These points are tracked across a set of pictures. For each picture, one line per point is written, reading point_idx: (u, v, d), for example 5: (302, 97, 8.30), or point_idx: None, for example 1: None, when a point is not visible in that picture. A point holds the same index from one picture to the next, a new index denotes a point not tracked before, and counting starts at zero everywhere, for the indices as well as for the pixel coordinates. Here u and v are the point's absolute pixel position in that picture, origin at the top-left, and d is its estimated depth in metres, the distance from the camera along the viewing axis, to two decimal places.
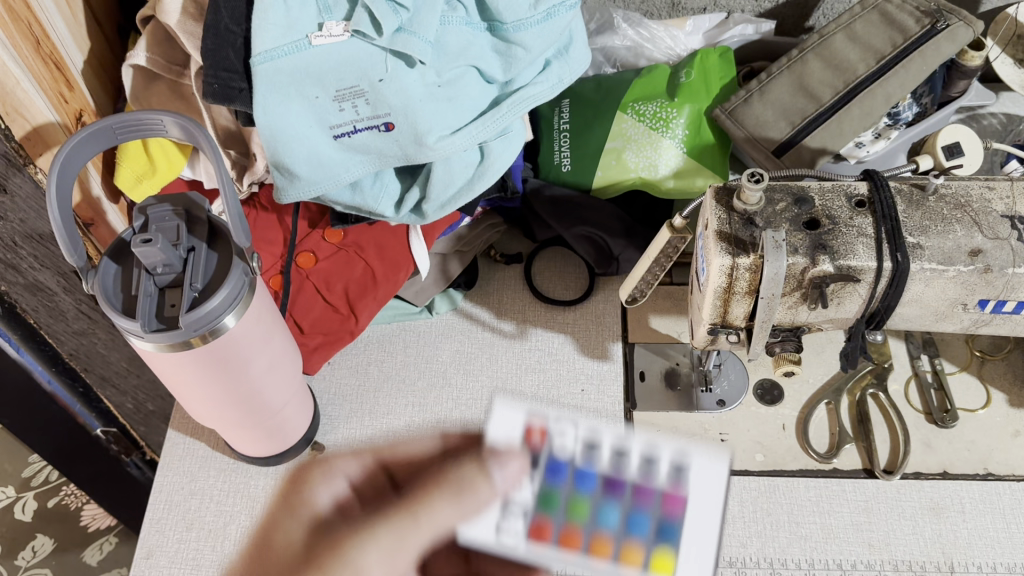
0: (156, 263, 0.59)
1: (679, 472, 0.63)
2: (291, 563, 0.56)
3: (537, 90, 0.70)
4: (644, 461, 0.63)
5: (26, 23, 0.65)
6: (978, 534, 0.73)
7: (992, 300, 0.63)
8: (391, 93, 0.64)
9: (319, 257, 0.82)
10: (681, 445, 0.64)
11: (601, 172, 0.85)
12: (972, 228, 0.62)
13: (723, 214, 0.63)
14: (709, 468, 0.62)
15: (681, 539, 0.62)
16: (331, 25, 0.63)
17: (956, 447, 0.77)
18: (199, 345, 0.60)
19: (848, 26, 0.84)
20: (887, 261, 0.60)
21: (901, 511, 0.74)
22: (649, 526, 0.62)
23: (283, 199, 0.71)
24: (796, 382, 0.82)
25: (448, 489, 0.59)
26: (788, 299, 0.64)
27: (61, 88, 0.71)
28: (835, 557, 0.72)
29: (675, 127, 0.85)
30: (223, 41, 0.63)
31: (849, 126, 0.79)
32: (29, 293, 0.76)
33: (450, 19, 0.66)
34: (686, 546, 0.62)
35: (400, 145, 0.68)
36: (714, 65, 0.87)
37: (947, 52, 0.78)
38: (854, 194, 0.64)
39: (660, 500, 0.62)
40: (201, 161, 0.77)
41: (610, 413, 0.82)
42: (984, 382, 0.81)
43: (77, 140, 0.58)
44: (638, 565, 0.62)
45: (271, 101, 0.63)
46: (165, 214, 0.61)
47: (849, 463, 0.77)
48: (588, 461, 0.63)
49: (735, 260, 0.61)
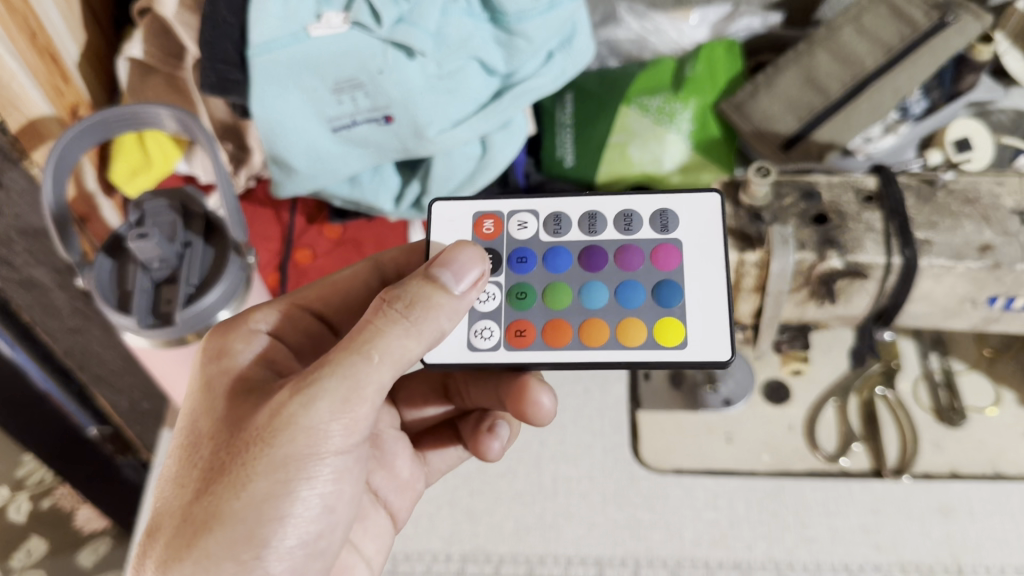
0: (152, 258, 0.58)
1: (665, 220, 0.50)
2: (217, 451, 0.44)
3: (540, 82, 0.69)
4: (623, 224, 0.50)
5: (20, 14, 0.63)
6: (988, 536, 0.71)
7: (1002, 296, 0.62)
8: (392, 85, 0.64)
9: (317, 253, 0.81)
10: (654, 205, 0.50)
11: (605, 168, 0.83)
12: (982, 223, 0.60)
13: (730, 209, 0.62)
14: (695, 207, 0.50)
15: (687, 309, 0.48)
16: (331, 16, 0.62)
17: (965, 447, 0.76)
18: (193, 342, 0.59)
19: (857, 19, 0.83)
20: (897, 257, 0.59)
21: (910, 512, 0.73)
22: (644, 293, 0.49)
23: (282, 192, 0.71)
24: (803, 381, 0.81)
25: (394, 309, 0.43)
26: (796, 296, 0.63)
27: (57, 81, 0.69)
28: (843, 559, 0.71)
29: (680, 121, 0.84)
30: (221, 33, 0.62)
31: (856, 120, 0.78)
32: (23, 289, 0.75)
33: (451, 10, 0.64)
34: (695, 314, 0.48)
35: (400, 139, 0.68)
36: (720, 59, 0.86)
37: (956, 45, 0.76)
38: (862, 189, 0.63)
39: (645, 259, 0.49)
40: (198, 153, 0.78)
41: (614, 413, 0.80)
42: (994, 381, 0.79)
43: (72, 134, 0.58)
44: (641, 344, 0.48)
45: (268, 93, 0.62)
46: (161, 208, 0.60)
47: (857, 463, 0.76)
48: (555, 239, 0.51)
49: (742, 255, 0.59)
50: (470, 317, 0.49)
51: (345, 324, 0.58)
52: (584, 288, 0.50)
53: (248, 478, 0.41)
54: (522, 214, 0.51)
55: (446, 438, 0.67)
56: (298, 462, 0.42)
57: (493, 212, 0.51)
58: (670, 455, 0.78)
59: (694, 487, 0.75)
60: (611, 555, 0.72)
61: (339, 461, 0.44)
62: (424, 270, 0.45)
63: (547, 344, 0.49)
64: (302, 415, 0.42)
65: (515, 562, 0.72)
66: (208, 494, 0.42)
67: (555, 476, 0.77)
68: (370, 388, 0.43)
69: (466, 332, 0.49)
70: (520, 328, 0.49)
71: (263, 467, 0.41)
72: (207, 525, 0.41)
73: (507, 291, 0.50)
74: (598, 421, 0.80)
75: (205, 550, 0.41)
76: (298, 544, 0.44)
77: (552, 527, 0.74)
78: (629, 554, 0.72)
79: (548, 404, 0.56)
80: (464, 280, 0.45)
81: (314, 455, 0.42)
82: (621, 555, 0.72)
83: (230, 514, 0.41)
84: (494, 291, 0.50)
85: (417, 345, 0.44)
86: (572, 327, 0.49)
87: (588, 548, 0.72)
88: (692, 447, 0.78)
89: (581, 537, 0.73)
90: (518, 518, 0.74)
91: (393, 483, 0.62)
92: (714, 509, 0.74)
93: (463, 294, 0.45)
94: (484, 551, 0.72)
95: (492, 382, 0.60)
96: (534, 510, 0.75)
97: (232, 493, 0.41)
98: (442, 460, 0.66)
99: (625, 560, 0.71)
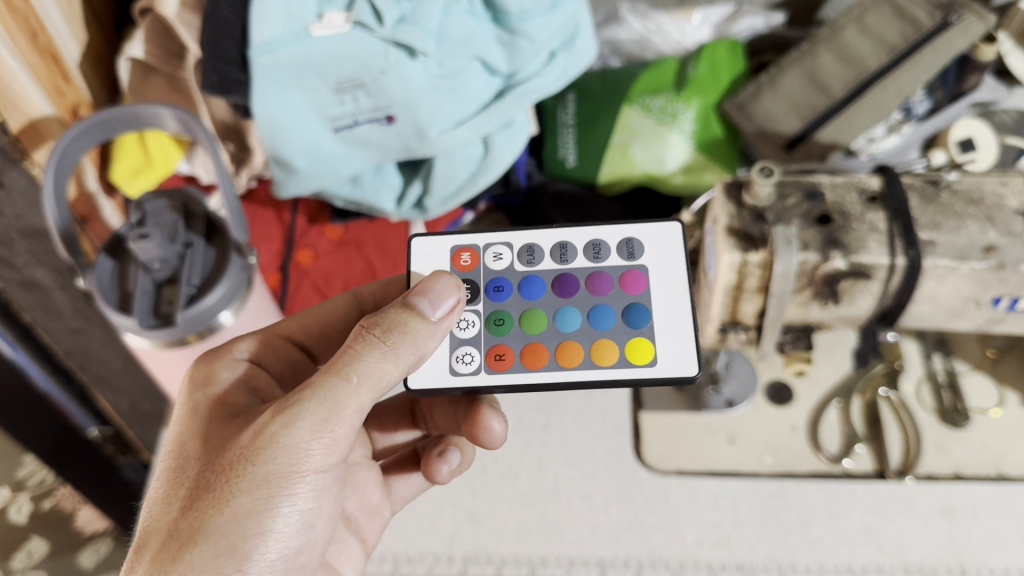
0: (153, 259, 0.57)
1: (631, 248, 0.52)
2: (203, 469, 0.44)
3: (542, 82, 0.69)
4: (592, 253, 0.51)
5: (21, 14, 0.63)
6: (991, 538, 0.71)
7: (1006, 297, 0.61)
8: (394, 85, 0.63)
9: (318, 254, 0.81)
10: (620, 233, 0.52)
11: (608, 167, 0.84)
12: (986, 224, 0.60)
13: (732, 210, 0.62)
14: (658, 235, 0.51)
15: (654, 328, 0.50)
16: (333, 16, 0.61)
17: (968, 448, 0.76)
18: (194, 342, 0.59)
19: (860, 19, 0.82)
20: (900, 257, 0.59)
21: (913, 513, 0.73)
22: (614, 316, 0.50)
23: (283, 193, 0.70)
24: (806, 382, 0.80)
25: (373, 332, 0.45)
26: (800, 295, 0.62)
27: (57, 82, 0.69)
28: (846, 560, 0.71)
29: (683, 121, 0.84)
30: (221, 32, 0.61)
31: (859, 120, 0.78)
32: (24, 290, 0.75)
33: (453, 9, 0.64)
34: (661, 333, 0.50)
35: (401, 139, 0.67)
36: (723, 59, 0.85)
37: (960, 45, 0.76)
38: (866, 189, 0.63)
39: (616, 283, 0.51)
40: (200, 153, 0.77)
41: (616, 414, 0.80)
42: (998, 382, 0.79)
43: (72, 133, 0.57)
44: (612, 362, 0.49)
45: (270, 93, 0.62)
46: (162, 209, 0.60)
47: (861, 465, 0.75)
48: (529, 268, 0.52)
49: (745, 256, 0.59)
50: (450, 343, 0.50)
51: (324, 353, 0.60)
52: (558, 314, 0.51)
53: (231, 495, 0.42)
54: (497, 246, 0.52)
55: (409, 465, 0.67)
56: (280, 479, 0.42)
57: (469, 245, 0.52)
58: (672, 456, 0.77)
59: (696, 488, 0.75)
60: (613, 557, 0.72)
61: (320, 478, 0.44)
62: (401, 298, 0.46)
63: (525, 367, 0.49)
64: (284, 433, 0.42)
65: (517, 563, 0.71)
66: (192, 511, 0.42)
67: (557, 477, 0.76)
68: (350, 408, 0.44)
69: (447, 357, 0.50)
70: (498, 353, 0.50)
71: (246, 484, 0.42)
72: (190, 541, 0.41)
73: (485, 318, 0.51)
74: (600, 422, 0.80)
75: (188, 566, 0.40)
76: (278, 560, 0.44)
77: (554, 528, 0.73)
78: (632, 556, 0.72)
79: (500, 430, 0.58)
80: (441, 307, 0.46)
81: (297, 473, 0.43)
82: (623, 556, 0.72)
83: (213, 530, 0.41)
84: (472, 319, 0.51)
85: (396, 368, 0.44)
86: (547, 350, 0.50)
87: (591, 549, 0.72)
88: (695, 448, 0.77)
89: (583, 538, 0.73)
90: (519, 520, 0.74)
91: (364, 508, 0.63)
92: (717, 510, 0.74)
93: (438, 322, 0.46)
94: (486, 553, 0.72)
95: (453, 406, 0.62)
96: (536, 511, 0.74)
97: (217, 508, 0.41)
98: (405, 489, 0.66)
99: (627, 561, 0.71)
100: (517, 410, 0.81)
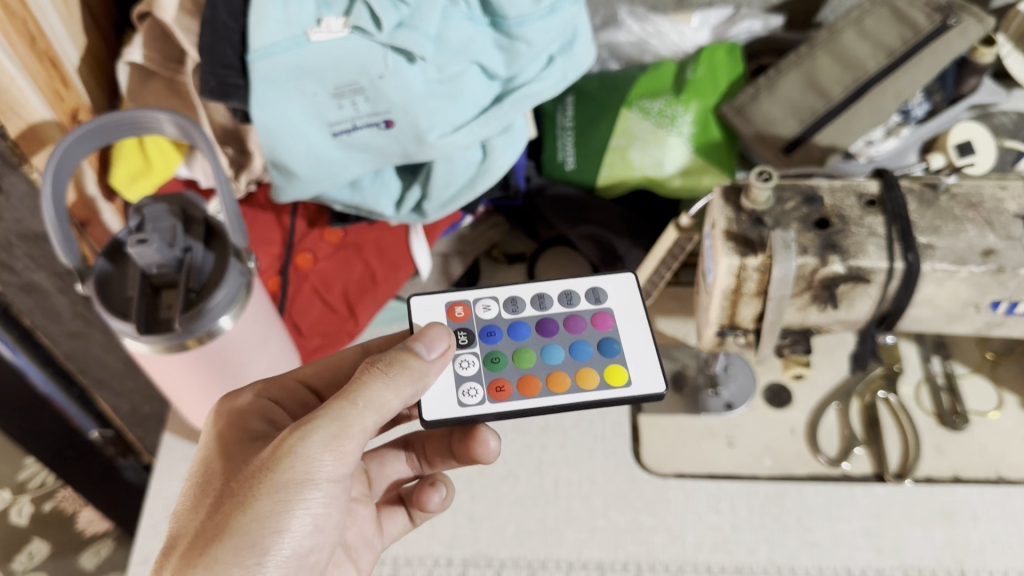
0: (152, 264, 0.58)
1: (597, 295, 0.58)
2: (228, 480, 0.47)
3: (541, 86, 0.69)
4: (565, 301, 0.57)
5: (21, 19, 0.63)
6: (991, 540, 0.71)
7: (1005, 301, 0.61)
8: (392, 89, 0.63)
9: (317, 257, 0.81)
10: (588, 283, 0.58)
11: (606, 170, 0.84)
12: (985, 228, 0.60)
13: (731, 214, 0.62)
14: (618, 284, 0.58)
15: (627, 356, 0.55)
16: (330, 21, 0.62)
17: (968, 451, 0.76)
18: (195, 347, 0.59)
19: (859, 22, 0.83)
20: (899, 261, 0.59)
21: (913, 516, 0.73)
22: (591, 349, 0.56)
23: (281, 198, 0.70)
24: (805, 385, 0.80)
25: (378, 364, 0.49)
26: (798, 300, 0.62)
27: (57, 86, 0.69)
28: (845, 563, 0.71)
29: (682, 124, 0.83)
30: (220, 36, 0.62)
31: (858, 123, 0.78)
32: (24, 293, 0.76)
33: (451, 14, 0.64)
34: (636, 361, 0.55)
35: (400, 143, 0.67)
36: (721, 62, 0.85)
37: (958, 49, 0.76)
38: (864, 193, 0.63)
39: (590, 323, 0.57)
40: (200, 158, 0.76)
41: (615, 416, 0.80)
42: (997, 385, 0.79)
43: (71, 138, 0.57)
44: (596, 386, 0.54)
45: (268, 98, 0.62)
46: (161, 212, 0.60)
47: (860, 467, 0.76)
48: (515, 316, 0.57)
49: (743, 260, 0.59)
50: (455, 380, 0.54)
51: None
52: (545, 351, 0.56)
53: (251, 498, 0.44)
54: (486, 298, 0.57)
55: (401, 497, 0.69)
56: (296, 485, 0.44)
57: (460, 298, 0.57)
58: (672, 459, 0.78)
59: (695, 490, 0.75)
60: (612, 559, 0.72)
61: (333, 488, 0.46)
62: (402, 343, 0.51)
63: (524, 396, 0.54)
64: (299, 444, 0.45)
65: (516, 566, 0.72)
66: (218, 514, 0.44)
67: (556, 480, 0.77)
68: (358, 428, 0.46)
69: (453, 392, 0.54)
70: (498, 386, 0.54)
71: (266, 488, 0.44)
72: (215, 539, 0.43)
73: (482, 358, 0.55)
74: (599, 425, 0.80)
75: (212, 561, 0.42)
76: (291, 561, 0.45)
77: (553, 531, 0.74)
78: (631, 558, 0.72)
79: (495, 445, 0.62)
80: (436, 349, 0.51)
81: (312, 481, 0.45)
82: (622, 559, 0.72)
83: (237, 528, 0.43)
84: (470, 359, 0.55)
85: (397, 397, 0.48)
86: (540, 380, 0.54)
87: (590, 552, 0.72)
88: (694, 451, 0.78)
89: (582, 541, 0.73)
90: (518, 523, 0.74)
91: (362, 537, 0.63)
92: (716, 513, 0.74)
93: (433, 362, 0.51)
94: (485, 556, 0.72)
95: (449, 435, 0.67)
96: (535, 515, 0.75)
97: (239, 510, 0.44)
98: (393, 526, 0.67)
99: (627, 564, 0.71)
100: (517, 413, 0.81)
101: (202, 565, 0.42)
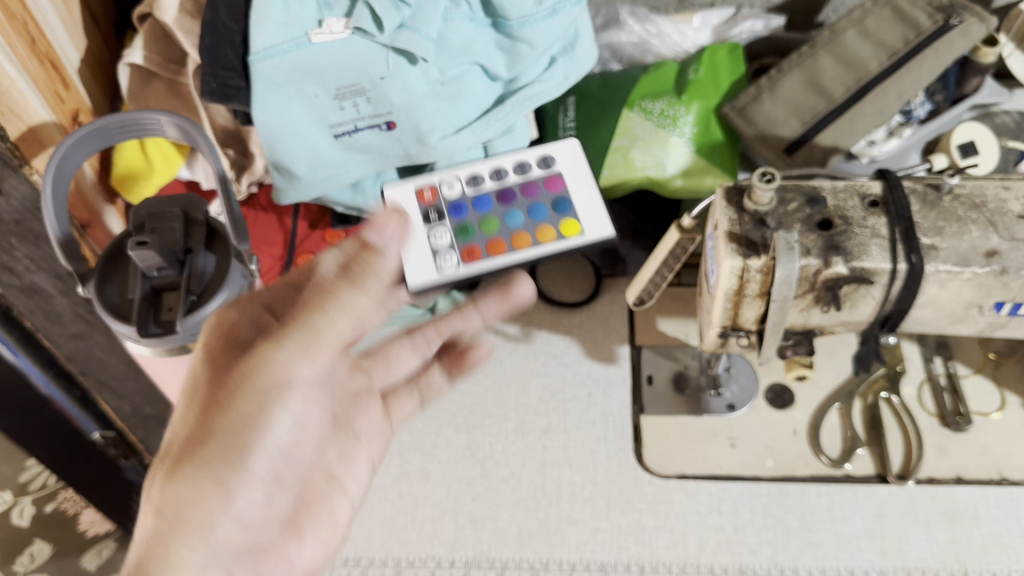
0: (152, 267, 0.57)
1: (547, 162, 0.69)
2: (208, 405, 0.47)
3: (542, 88, 0.69)
4: (520, 170, 0.69)
5: (20, 21, 0.63)
6: (994, 541, 0.71)
7: (1009, 302, 0.61)
8: (394, 91, 0.63)
9: (319, 259, 0.81)
10: (537, 152, 0.70)
11: (608, 171, 0.83)
12: (988, 229, 0.60)
13: (733, 215, 0.61)
14: (565, 150, 0.70)
15: (579, 212, 0.68)
16: (332, 22, 0.61)
17: (971, 452, 0.76)
18: (196, 349, 0.59)
19: (860, 22, 0.82)
20: (902, 263, 0.59)
21: (915, 517, 0.73)
22: (547, 209, 0.68)
23: (283, 200, 0.70)
24: (807, 386, 0.80)
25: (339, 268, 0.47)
26: (801, 301, 0.62)
27: (57, 88, 0.69)
28: (848, 564, 0.71)
29: (684, 125, 0.83)
30: (221, 39, 0.61)
31: (860, 124, 0.78)
32: (25, 296, 0.75)
33: (453, 15, 0.64)
34: (586, 212, 0.68)
35: (402, 144, 0.67)
36: (722, 62, 0.85)
37: (961, 48, 0.77)
38: (867, 194, 0.63)
39: (544, 188, 0.69)
40: (200, 160, 0.77)
41: (617, 417, 0.80)
42: (999, 385, 0.79)
43: (71, 140, 0.57)
44: (552, 240, 0.67)
45: (270, 99, 0.62)
46: (162, 215, 0.59)
47: (862, 468, 0.75)
48: (476, 189, 0.69)
49: (746, 261, 0.59)
50: (432, 249, 0.67)
51: None
52: (505, 216, 0.68)
53: (231, 401, 0.45)
54: (449, 179, 0.69)
55: None
56: (272, 387, 0.46)
57: (427, 182, 0.69)
58: (673, 460, 0.77)
59: (698, 491, 0.75)
60: (615, 561, 0.72)
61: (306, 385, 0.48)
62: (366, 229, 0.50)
63: (489, 257, 0.67)
64: (275, 356, 0.46)
65: (519, 568, 0.71)
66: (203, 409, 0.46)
67: (558, 481, 0.77)
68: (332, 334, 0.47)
69: (432, 258, 0.67)
70: (469, 251, 0.68)
71: (246, 390, 0.45)
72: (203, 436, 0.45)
73: (453, 229, 0.68)
74: (600, 426, 0.80)
75: (198, 457, 0.45)
76: (276, 458, 0.48)
77: (556, 532, 0.73)
78: (633, 560, 0.72)
79: None
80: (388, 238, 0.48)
81: (288, 383, 0.46)
82: (625, 560, 0.72)
83: (219, 427, 0.45)
84: (442, 232, 0.68)
85: (366, 300, 0.47)
86: (502, 241, 0.68)
87: (593, 554, 0.72)
88: (696, 452, 0.77)
89: (584, 543, 0.73)
90: (521, 524, 0.74)
91: None
92: (718, 515, 0.74)
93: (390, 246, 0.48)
94: (487, 557, 0.72)
95: None
96: (538, 516, 0.74)
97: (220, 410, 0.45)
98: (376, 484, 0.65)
99: (629, 566, 0.71)
100: (519, 414, 0.81)
101: (191, 463, 0.45)
